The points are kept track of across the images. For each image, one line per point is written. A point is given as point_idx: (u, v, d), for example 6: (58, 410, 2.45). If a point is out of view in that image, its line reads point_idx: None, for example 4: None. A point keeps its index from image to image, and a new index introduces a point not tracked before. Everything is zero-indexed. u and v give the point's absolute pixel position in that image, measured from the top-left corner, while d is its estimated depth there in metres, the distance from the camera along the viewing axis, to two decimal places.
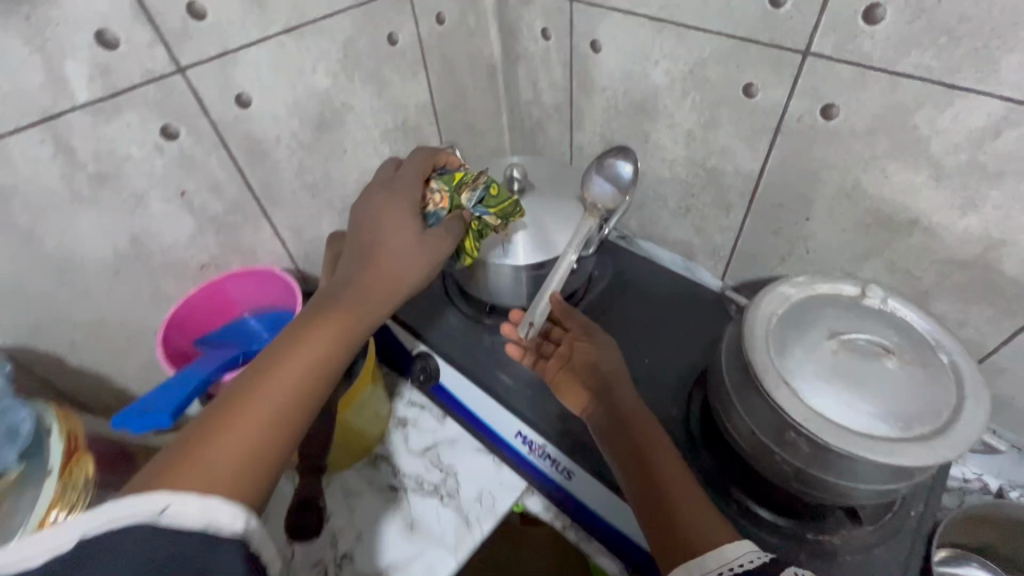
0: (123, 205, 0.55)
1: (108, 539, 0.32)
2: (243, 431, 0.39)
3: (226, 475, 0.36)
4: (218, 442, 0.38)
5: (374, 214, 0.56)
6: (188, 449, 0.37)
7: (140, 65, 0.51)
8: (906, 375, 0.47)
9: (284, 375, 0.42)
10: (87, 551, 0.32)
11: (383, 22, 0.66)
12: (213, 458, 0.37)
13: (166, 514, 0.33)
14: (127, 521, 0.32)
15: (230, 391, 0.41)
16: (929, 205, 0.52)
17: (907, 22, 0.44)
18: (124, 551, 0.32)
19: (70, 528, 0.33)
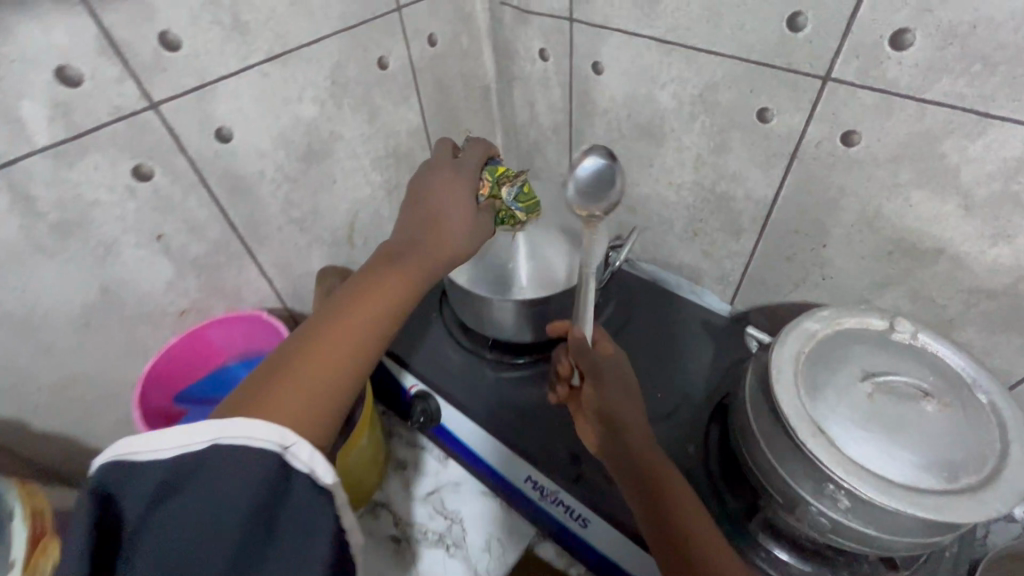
0: (91, 254, 0.50)
1: (239, 454, 0.34)
2: (315, 379, 0.40)
3: (300, 418, 0.38)
4: (292, 385, 0.39)
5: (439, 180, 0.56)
6: (266, 389, 0.39)
7: (108, 102, 0.46)
8: (946, 418, 0.44)
9: (351, 330, 0.43)
10: (211, 463, 0.34)
11: (373, 46, 0.62)
12: (288, 400, 0.38)
13: (290, 452, 0.35)
14: (260, 443, 0.34)
15: (315, 336, 0.42)
16: (956, 234, 0.50)
17: (937, 47, 0.43)
18: (243, 473, 0.34)
19: (204, 429, 0.34)
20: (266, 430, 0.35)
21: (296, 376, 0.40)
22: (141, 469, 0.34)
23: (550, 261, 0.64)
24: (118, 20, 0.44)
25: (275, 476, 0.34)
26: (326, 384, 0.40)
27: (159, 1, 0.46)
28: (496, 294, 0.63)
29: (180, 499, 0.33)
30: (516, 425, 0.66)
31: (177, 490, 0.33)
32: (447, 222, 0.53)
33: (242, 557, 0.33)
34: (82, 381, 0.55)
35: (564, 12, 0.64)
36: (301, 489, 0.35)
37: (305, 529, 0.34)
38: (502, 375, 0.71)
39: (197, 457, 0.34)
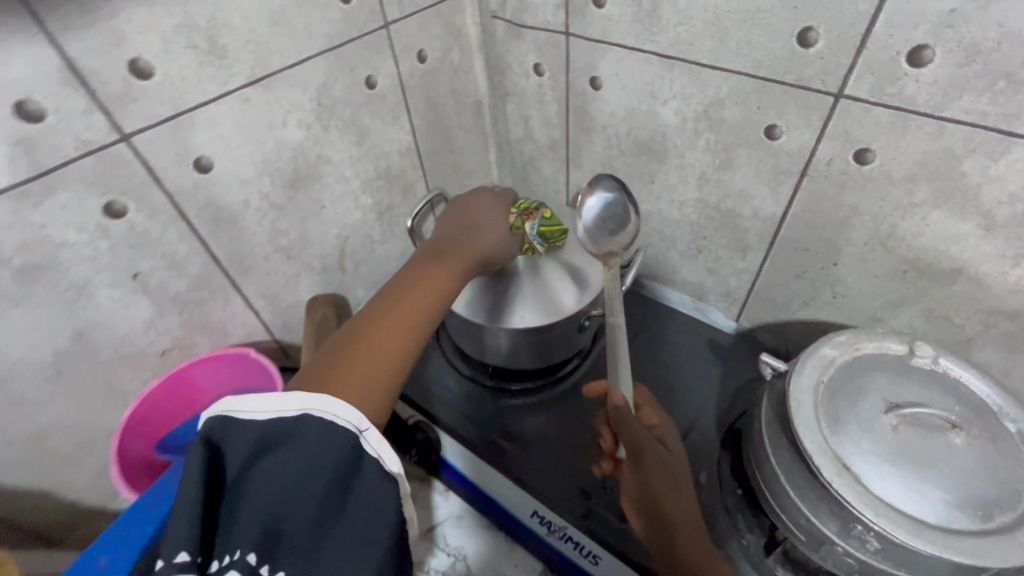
0: (61, 298, 0.46)
1: (324, 427, 0.37)
2: (382, 359, 0.43)
3: (368, 396, 0.41)
4: (362, 363, 0.42)
5: (475, 201, 0.62)
6: (338, 367, 0.42)
7: (75, 136, 0.43)
8: (975, 450, 0.42)
9: (410, 315, 0.46)
10: (301, 433, 0.37)
11: (360, 65, 0.59)
12: (359, 378, 0.41)
13: (365, 435, 0.38)
14: (345, 422, 0.38)
15: (373, 322, 0.45)
16: (976, 254, 0.48)
17: (959, 65, 0.41)
18: (328, 445, 0.37)
19: (295, 400, 0.38)
20: (347, 408, 0.38)
21: (364, 355, 0.43)
22: (238, 429, 0.37)
23: (552, 289, 0.61)
24: (84, 49, 0.41)
25: (351, 454, 0.37)
26: (391, 363, 0.43)
27: (129, 27, 0.42)
28: (492, 321, 0.60)
29: (274, 460, 0.37)
30: (519, 456, 0.63)
31: (271, 452, 0.37)
32: (483, 232, 0.59)
33: (321, 522, 0.36)
34: (56, 431, 0.52)
35: (559, 26, 0.61)
36: (368, 471, 0.38)
37: (375, 506, 0.37)
38: (503, 403, 0.68)
39: (290, 425, 0.37)
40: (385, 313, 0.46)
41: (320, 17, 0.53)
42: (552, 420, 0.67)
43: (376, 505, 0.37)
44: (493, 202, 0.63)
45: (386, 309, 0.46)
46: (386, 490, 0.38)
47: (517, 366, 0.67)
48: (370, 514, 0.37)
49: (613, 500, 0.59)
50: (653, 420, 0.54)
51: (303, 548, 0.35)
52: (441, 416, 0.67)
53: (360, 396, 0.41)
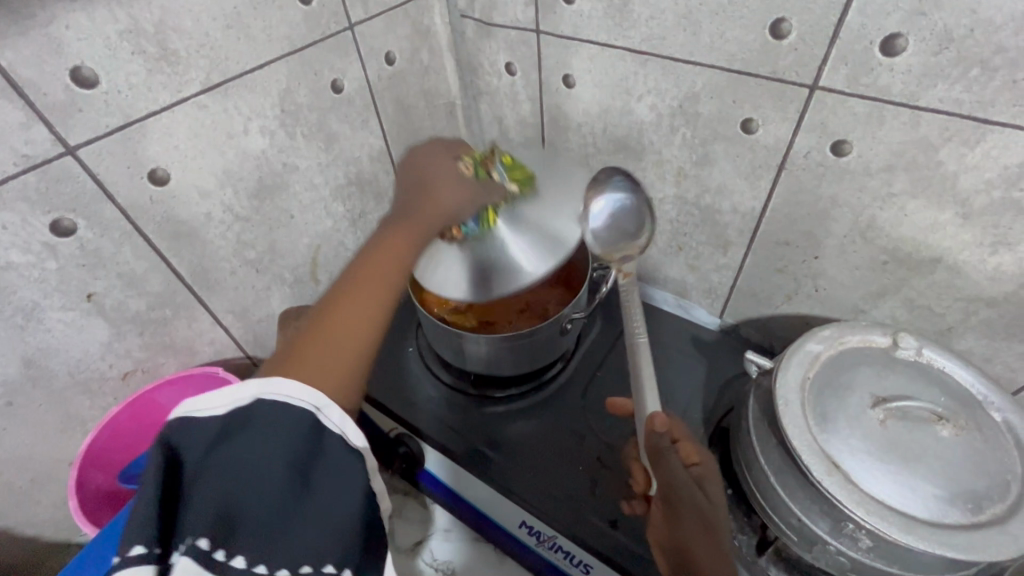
0: (8, 324, 0.44)
1: (281, 410, 0.34)
2: (352, 332, 0.38)
3: (335, 374, 0.37)
4: (329, 338, 0.38)
5: (426, 151, 0.53)
6: (301, 343, 0.38)
7: (13, 151, 0.40)
8: (963, 442, 0.42)
9: (376, 281, 0.41)
10: (259, 417, 0.34)
11: (325, 68, 0.57)
12: (323, 351, 0.37)
13: (323, 414, 0.35)
14: (298, 402, 0.34)
15: (334, 291, 0.41)
16: (954, 242, 0.47)
17: (932, 53, 0.40)
18: (289, 427, 0.34)
19: (249, 388, 0.35)
20: (300, 386, 0.35)
21: (330, 328, 0.38)
22: (196, 428, 0.34)
23: (542, 231, 0.50)
24: (19, 59, 0.38)
25: (315, 434, 0.35)
26: (363, 336, 0.39)
27: (69, 33, 0.40)
28: (493, 293, 0.50)
29: (234, 444, 0.33)
30: (505, 465, 0.61)
31: (230, 437, 0.33)
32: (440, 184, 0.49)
33: (286, 506, 0.33)
34: (10, 465, 0.48)
35: (530, 23, 0.60)
36: (332, 450, 0.35)
37: (344, 488, 0.35)
38: (487, 410, 0.66)
39: (247, 412, 0.34)
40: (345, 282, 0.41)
41: (278, 19, 0.51)
42: (537, 425, 0.65)
43: (345, 488, 0.35)
44: (446, 149, 0.53)
45: (354, 275, 0.41)
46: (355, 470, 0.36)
47: (499, 371, 0.65)
48: (339, 496, 0.34)
49: (602, 506, 0.57)
50: (694, 458, 0.49)
51: (265, 533, 0.32)
52: (423, 426, 0.65)
53: (326, 377, 0.37)
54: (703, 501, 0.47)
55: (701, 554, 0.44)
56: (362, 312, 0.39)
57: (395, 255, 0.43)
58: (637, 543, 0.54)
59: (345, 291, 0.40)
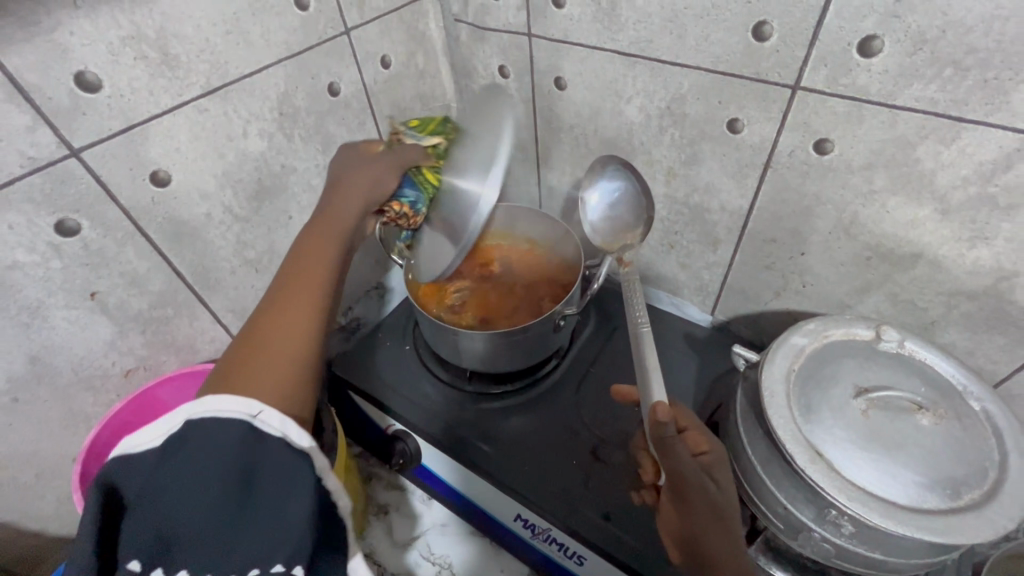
0: (14, 321, 0.45)
1: (207, 426, 0.34)
2: (288, 349, 0.40)
3: (276, 389, 0.38)
4: (266, 358, 0.39)
5: (341, 164, 0.55)
6: (237, 368, 0.39)
7: (19, 153, 0.41)
8: (942, 430, 0.43)
9: (306, 300, 0.43)
10: (186, 437, 0.34)
11: (322, 72, 0.59)
12: (258, 370, 0.38)
13: (260, 419, 0.35)
14: (229, 413, 0.35)
15: (262, 314, 0.42)
16: (935, 237, 0.49)
17: (907, 54, 0.42)
18: (219, 439, 0.34)
19: (179, 412, 0.35)
20: (233, 399, 0.35)
21: (266, 351, 0.40)
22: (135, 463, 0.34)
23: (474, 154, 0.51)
24: (25, 64, 0.40)
25: (252, 440, 0.35)
26: (301, 352, 0.40)
27: (73, 39, 0.41)
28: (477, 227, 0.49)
29: (170, 462, 0.33)
30: (500, 460, 0.62)
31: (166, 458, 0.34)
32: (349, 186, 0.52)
33: (225, 518, 0.33)
34: (16, 460, 0.50)
35: (522, 27, 0.61)
36: (276, 454, 0.35)
37: (289, 492, 0.34)
38: (483, 406, 0.68)
39: (178, 435, 0.34)
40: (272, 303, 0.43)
41: (276, 24, 0.53)
42: (532, 421, 0.66)
43: (290, 494, 0.34)
44: (354, 154, 0.55)
45: (281, 295, 0.43)
46: (304, 473, 0.35)
47: (494, 368, 0.66)
48: (285, 501, 0.34)
49: (595, 500, 0.58)
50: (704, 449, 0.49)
51: (205, 547, 0.32)
52: (419, 422, 0.66)
53: (268, 391, 0.38)
54: (714, 492, 0.47)
55: (713, 543, 0.46)
56: (294, 330, 0.41)
57: (316, 268, 0.45)
58: (630, 536, 0.55)
59: (276, 312, 0.42)
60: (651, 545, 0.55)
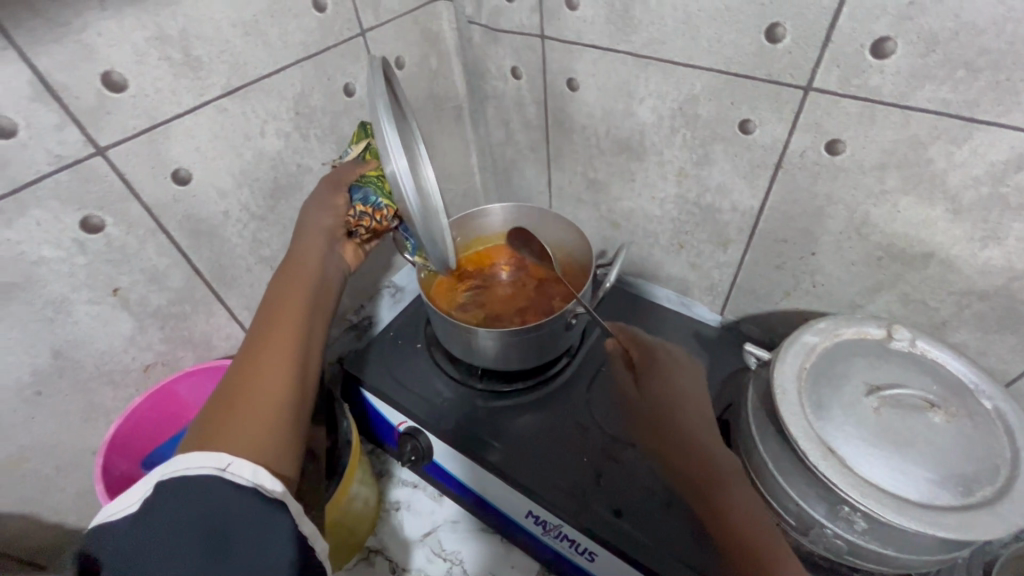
0: (39, 316, 0.46)
1: (180, 484, 0.36)
2: (261, 400, 0.42)
3: (252, 439, 0.40)
4: (241, 411, 0.41)
5: (301, 216, 0.58)
6: (213, 424, 0.40)
7: (47, 152, 0.42)
8: (953, 428, 0.44)
9: (278, 349, 0.46)
10: (163, 497, 0.36)
11: (338, 73, 0.59)
12: (239, 420, 0.41)
13: (230, 471, 0.37)
14: (195, 470, 0.36)
15: (237, 366, 0.45)
16: (946, 237, 0.49)
17: (920, 55, 0.42)
18: (198, 492, 0.36)
19: (152, 475, 0.37)
20: (202, 457, 0.37)
21: (239, 404, 0.42)
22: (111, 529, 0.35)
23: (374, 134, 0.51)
24: (54, 64, 0.40)
25: (225, 491, 0.36)
26: (276, 401, 0.43)
27: (100, 39, 0.42)
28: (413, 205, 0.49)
29: (151, 521, 0.35)
30: (510, 456, 0.63)
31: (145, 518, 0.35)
32: (315, 225, 0.56)
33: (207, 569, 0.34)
34: (38, 453, 0.50)
35: (535, 29, 0.62)
36: (251, 505, 0.36)
37: (269, 539, 0.36)
38: (494, 405, 0.68)
39: (154, 497, 0.36)
40: (248, 352, 0.46)
41: (295, 26, 0.53)
42: (543, 419, 0.67)
43: (270, 540, 0.36)
44: (315, 193, 0.59)
45: (254, 344, 0.46)
46: (280, 519, 0.37)
47: (505, 365, 0.67)
48: (264, 550, 0.36)
49: (605, 496, 0.59)
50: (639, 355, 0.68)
51: None
52: (430, 419, 0.66)
53: (246, 441, 0.39)
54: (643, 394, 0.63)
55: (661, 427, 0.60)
56: (269, 376, 0.44)
57: (289, 306, 0.50)
58: (640, 531, 0.56)
59: (254, 361, 0.45)
60: (662, 540, 0.55)
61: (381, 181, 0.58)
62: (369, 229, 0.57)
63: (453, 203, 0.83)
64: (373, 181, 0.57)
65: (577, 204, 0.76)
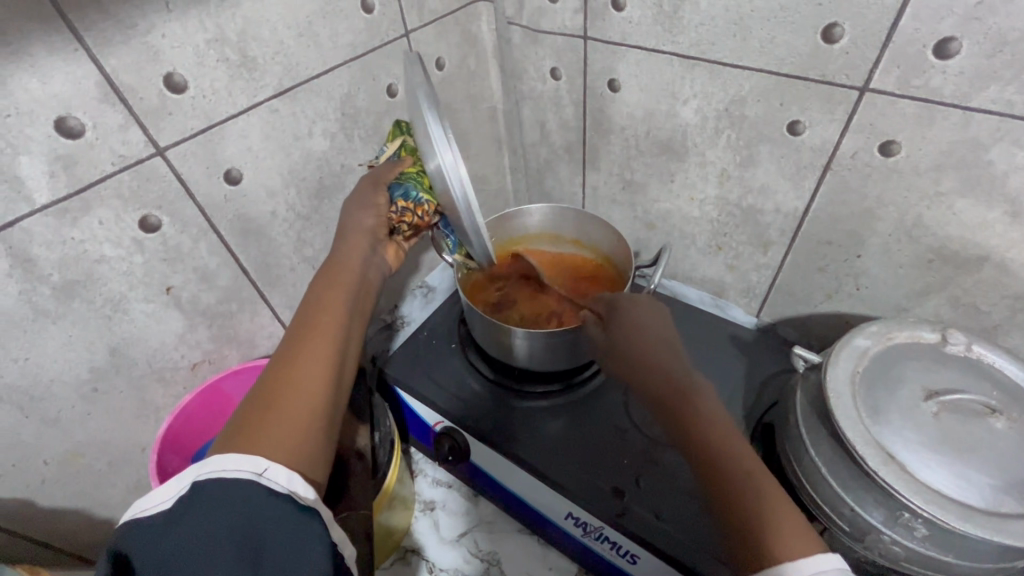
0: (98, 314, 0.46)
1: (217, 487, 0.36)
2: (299, 406, 0.43)
3: (288, 446, 0.40)
4: (277, 417, 0.41)
5: (342, 215, 0.57)
6: (249, 426, 0.41)
7: (111, 152, 0.43)
8: (1015, 434, 0.43)
9: (318, 354, 0.46)
10: (200, 498, 0.36)
11: (382, 74, 0.60)
12: (275, 425, 0.41)
13: (266, 476, 0.37)
14: (232, 473, 0.37)
15: (280, 366, 0.45)
16: (1003, 240, 0.48)
17: (986, 56, 0.42)
18: (232, 496, 0.36)
19: (188, 473, 0.38)
20: (240, 459, 0.38)
21: (277, 409, 0.42)
22: (145, 526, 0.36)
23: (416, 128, 0.51)
24: (121, 66, 0.41)
25: (260, 496, 0.36)
26: (309, 410, 0.43)
27: (164, 41, 0.43)
28: (460, 195, 0.49)
29: (185, 522, 0.35)
30: (549, 457, 0.62)
31: (180, 518, 0.36)
32: (353, 223, 0.56)
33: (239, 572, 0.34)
34: (91, 449, 0.51)
35: (578, 29, 0.62)
36: (286, 511, 0.37)
37: (301, 546, 0.36)
38: (530, 405, 0.68)
39: (191, 497, 0.36)
40: (289, 354, 0.46)
41: (344, 28, 0.54)
42: (579, 420, 0.67)
43: (303, 550, 0.36)
44: (356, 190, 0.59)
45: (295, 345, 0.46)
46: (313, 528, 0.37)
47: (542, 365, 0.67)
48: (295, 557, 0.36)
49: (646, 498, 0.59)
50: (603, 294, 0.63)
51: None
52: (467, 418, 0.66)
53: (283, 448, 0.40)
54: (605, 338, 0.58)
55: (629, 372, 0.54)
56: (305, 383, 0.44)
57: (330, 309, 0.49)
58: (683, 534, 0.56)
59: (294, 365, 0.45)
60: (705, 543, 0.55)
61: (420, 178, 0.57)
62: (411, 225, 0.56)
63: (485, 203, 0.83)
64: (413, 177, 0.56)
65: (611, 205, 0.75)
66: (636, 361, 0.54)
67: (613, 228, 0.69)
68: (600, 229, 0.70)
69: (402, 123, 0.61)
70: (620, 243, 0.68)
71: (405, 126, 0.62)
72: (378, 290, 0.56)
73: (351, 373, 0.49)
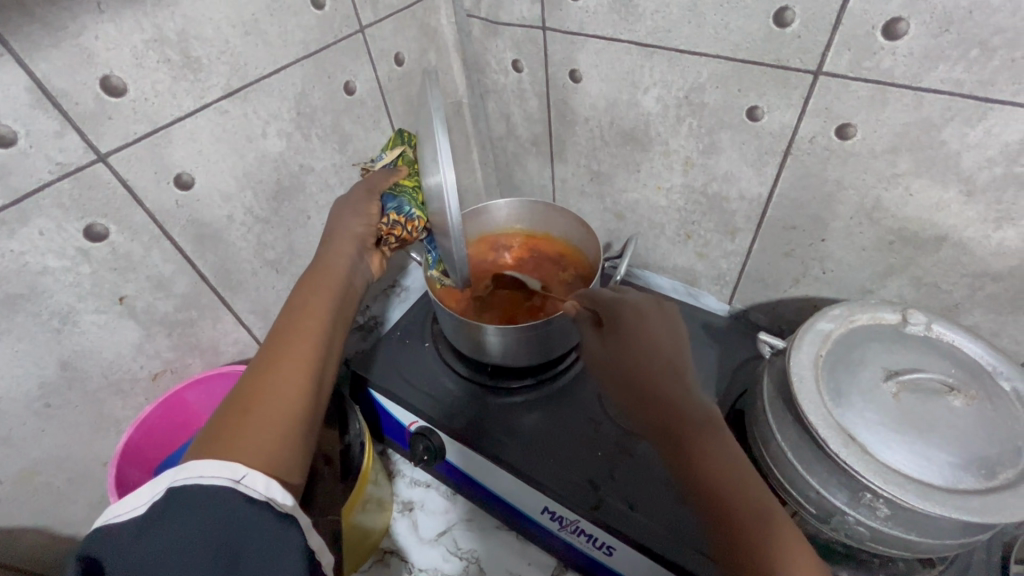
0: (45, 327, 0.45)
1: (193, 493, 0.35)
2: (276, 413, 0.41)
3: (263, 452, 0.39)
4: (253, 422, 0.40)
5: (332, 219, 0.56)
6: (223, 433, 0.40)
7: (48, 160, 0.41)
8: (974, 411, 0.43)
9: (295, 362, 0.44)
10: (176, 504, 0.35)
11: (337, 71, 0.59)
12: (250, 432, 0.40)
13: (244, 483, 0.36)
14: (210, 479, 0.36)
15: (258, 371, 0.44)
16: (960, 219, 0.49)
17: (933, 35, 0.42)
18: (210, 503, 0.35)
19: (164, 479, 0.36)
20: (215, 464, 0.36)
21: (254, 412, 0.41)
22: (117, 532, 0.34)
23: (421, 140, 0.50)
24: (53, 70, 0.40)
25: (239, 505, 0.35)
26: (284, 417, 0.42)
27: (98, 43, 0.41)
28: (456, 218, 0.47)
29: (161, 529, 0.34)
30: (525, 453, 0.62)
31: (156, 524, 0.34)
32: (338, 226, 0.55)
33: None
34: (48, 466, 0.50)
35: (536, 21, 0.61)
36: (263, 521, 0.35)
37: (278, 559, 0.35)
38: (504, 401, 0.67)
39: (165, 502, 0.35)
40: (267, 360, 0.44)
41: (294, 24, 0.52)
42: (551, 415, 0.66)
43: (277, 555, 0.35)
44: (349, 194, 0.58)
45: (275, 352, 0.45)
46: (291, 536, 0.36)
47: (517, 362, 0.66)
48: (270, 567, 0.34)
49: (622, 490, 0.58)
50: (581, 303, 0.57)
51: None
52: (441, 418, 0.65)
53: (258, 452, 0.39)
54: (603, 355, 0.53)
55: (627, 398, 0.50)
56: (282, 391, 0.43)
57: (312, 316, 0.48)
58: (659, 525, 0.55)
59: (270, 373, 0.43)
60: (681, 534, 0.55)
61: (415, 192, 0.57)
62: (399, 239, 0.56)
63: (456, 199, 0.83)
64: (409, 191, 0.56)
65: (581, 197, 0.75)
66: (633, 379, 0.49)
67: (579, 219, 0.69)
68: (570, 221, 0.69)
69: (405, 133, 0.62)
70: (589, 236, 0.67)
71: (408, 136, 0.62)
72: (362, 296, 0.55)
73: (331, 380, 0.48)
